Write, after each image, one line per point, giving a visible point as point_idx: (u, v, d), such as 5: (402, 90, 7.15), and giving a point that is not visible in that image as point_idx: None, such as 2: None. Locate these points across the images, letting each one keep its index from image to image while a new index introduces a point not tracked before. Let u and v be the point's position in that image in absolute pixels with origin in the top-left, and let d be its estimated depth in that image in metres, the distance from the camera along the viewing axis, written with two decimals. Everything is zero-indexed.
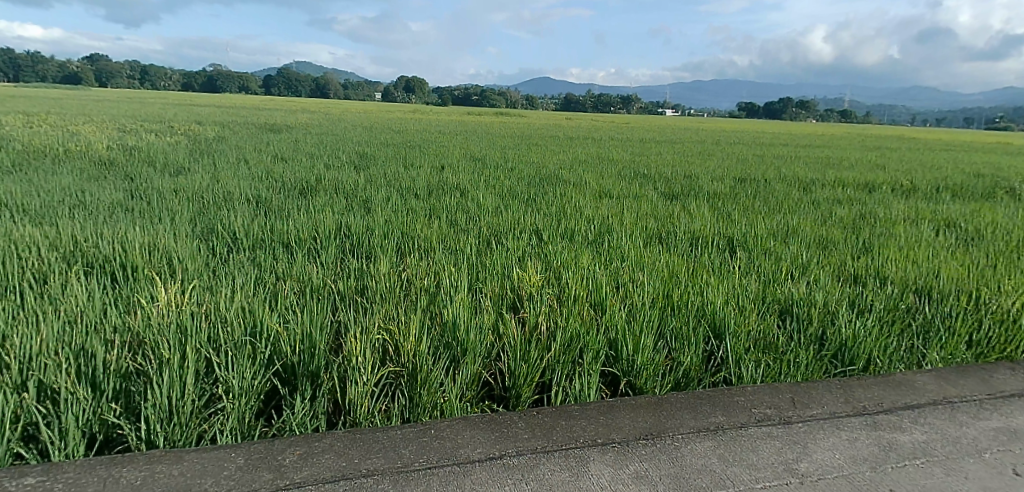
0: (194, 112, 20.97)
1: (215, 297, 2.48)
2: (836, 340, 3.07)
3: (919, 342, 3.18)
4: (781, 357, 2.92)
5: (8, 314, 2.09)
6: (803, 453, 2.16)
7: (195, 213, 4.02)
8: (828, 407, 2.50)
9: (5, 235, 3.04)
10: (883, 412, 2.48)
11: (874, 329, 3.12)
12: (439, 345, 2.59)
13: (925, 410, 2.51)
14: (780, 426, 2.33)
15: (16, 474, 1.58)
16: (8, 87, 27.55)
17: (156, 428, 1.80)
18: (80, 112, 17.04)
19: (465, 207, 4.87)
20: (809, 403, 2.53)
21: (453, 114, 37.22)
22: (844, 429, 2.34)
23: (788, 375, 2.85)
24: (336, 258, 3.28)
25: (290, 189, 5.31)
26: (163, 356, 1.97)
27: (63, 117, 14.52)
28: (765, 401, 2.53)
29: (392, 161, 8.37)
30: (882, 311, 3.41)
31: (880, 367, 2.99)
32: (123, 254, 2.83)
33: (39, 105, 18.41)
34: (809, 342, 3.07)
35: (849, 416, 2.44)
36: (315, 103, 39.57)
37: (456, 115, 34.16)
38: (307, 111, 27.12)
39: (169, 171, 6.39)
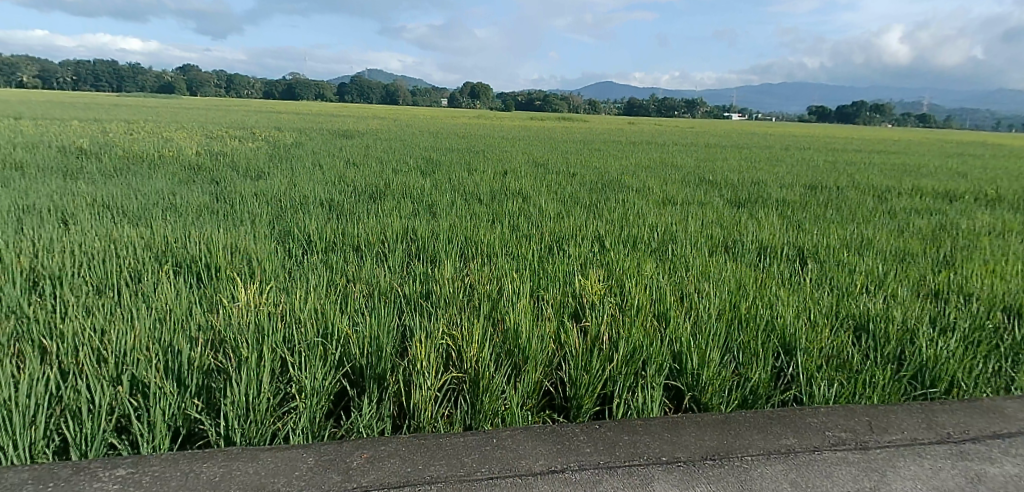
0: (272, 118, 22.11)
1: (290, 297, 2.55)
2: (914, 360, 2.83)
3: (1008, 365, 2.90)
4: (856, 376, 2.72)
5: (109, 309, 2.21)
6: (882, 482, 2.01)
7: (274, 216, 4.19)
8: (909, 432, 2.31)
9: (107, 235, 3.25)
10: (970, 441, 2.27)
11: (959, 349, 2.87)
12: (501, 352, 2.57)
13: (1018, 442, 2.28)
14: (858, 452, 2.16)
15: (109, 464, 1.66)
16: (109, 96, 30.14)
17: (233, 424, 1.87)
18: (172, 119, 18.27)
19: (527, 213, 4.86)
20: (887, 427, 2.34)
21: (510, 117, 37.42)
22: (926, 458, 2.15)
23: (863, 396, 2.65)
24: (402, 261, 3.33)
25: (360, 193, 5.48)
26: (242, 355, 2.04)
27: (160, 124, 15.64)
28: (841, 424, 2.36)
29: (455, 166, 8.49)
30: (966, 330, 3.13)
31: (965, 391, 2.74)
32: (208, 254, 2.97)
33: (136, 113, 19.92)
34: (885, 361, 2.86)
35: (933, 443, 2.24)
36: (379, 109, 40.88)
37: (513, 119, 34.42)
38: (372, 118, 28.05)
39: (251, 176, 6.74)
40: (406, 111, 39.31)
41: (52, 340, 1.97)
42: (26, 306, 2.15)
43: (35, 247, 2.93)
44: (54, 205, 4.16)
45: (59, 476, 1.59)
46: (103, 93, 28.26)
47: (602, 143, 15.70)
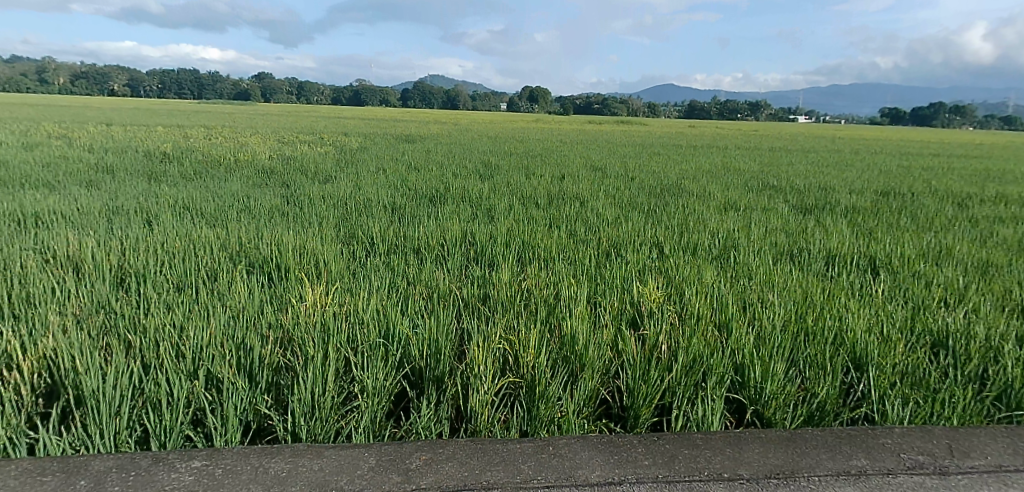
0: (337, 123, 23.02)
1: (354, 298, 2.60)
2: (999, 380, 2.61)
3: None
4: (933, 394, 2.52)
5: (188, 306, 2.31)
6: None
7: (339, 218, 4.32)
8: (993, 458, 2.13)
9: (188, 235, 3.44)
10: None
11: None
12: (557, 358, 2.53)
13: None
14: (936, 478, 2.01)
15: (185, 456, 1.74)
16: (187, 103, 32.15)
17: (300, 421, 1.93)
18: (249, 124, 19.32)
19: (584, 217, 4.80)
20: (969, 451, 2.16)
21: (563, 120, 37.31)
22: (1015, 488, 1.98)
23: (941, 418, 2.44)
24: (461, 264, 3.34)
25: (421, 197, 5.58)
26: (309, 354, 2.10)
27: (237, 129, 16.59)
28: (917, 445, 2.20)
29: (512, 170, 8.52)
30: None
31: None
32: (279, 255, 3.08)
33: (215, 119, 21.18)
34: (964, 380, 2.64)
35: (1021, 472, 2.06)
36: (434, 112, 41.62)
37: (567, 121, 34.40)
38: (429, 121, 28.73)
39: (319, 179, 6.99)
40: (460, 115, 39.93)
41: (136, 335, 2.08)
42: (114, 302, 2.27)
43: (123, 245, 3.13)
44: (142, 207, 4.44)
45: (140, 465, 1.66)
46: (181, 100, 30.13)
47: (660, 147, 15.39)
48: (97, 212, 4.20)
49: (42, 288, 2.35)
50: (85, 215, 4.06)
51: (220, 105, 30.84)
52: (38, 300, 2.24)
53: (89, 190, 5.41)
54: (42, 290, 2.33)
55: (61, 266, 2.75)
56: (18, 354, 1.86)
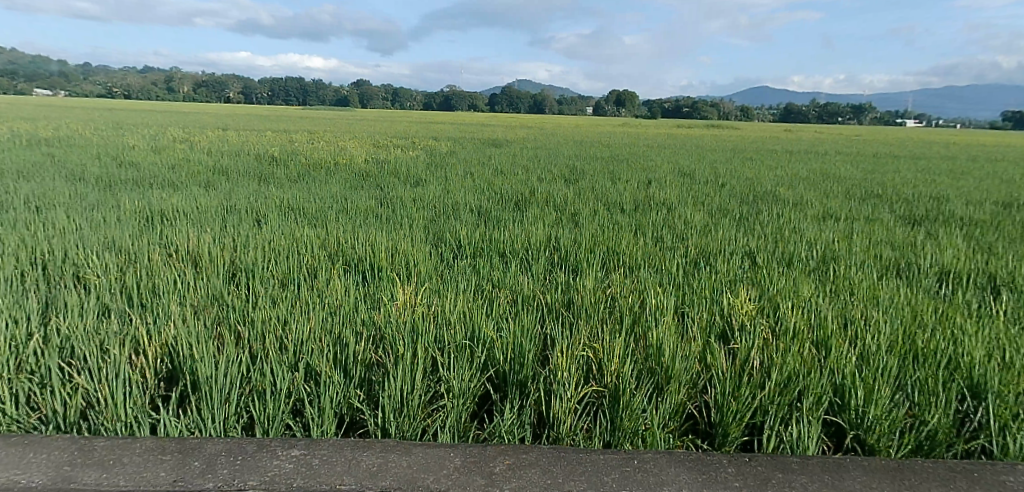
0: (424, 128, 23.89)
1: (441, 300, 2.64)
2: None
3: None
4: None
5: (290, 302, 2.43)
6: None
7: (428, 221, 4.44)
8: None
9: (292, 234, 3.65)
10: None
11: None
12: (642, 369, 2.44)
13: None
14: None
15: (286, 444, 1.81)
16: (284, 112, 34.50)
17: (389, 417, 1.97)
18: (345, 129, 20.47)
19: (671, 224, 4.66)
20: None
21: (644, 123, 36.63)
22: None
23: None
24: (545, 269, 3.33)
25: (506, 201, 5.63)
26: (399, 352, 2.15)
27: (333, 134, 17.62)
28: None
29: (596, 175, 8.44)
30: None
31: None
32: (372, 256, 3.19)
33: (314, 124, 22.65)
34: None
35: None
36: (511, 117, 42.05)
37: (646, 125, 33.80)
38: (511, 125, 29.23)
39: (409, 182, 7.26)
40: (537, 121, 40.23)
41: (245, 327, 2.20)
42: (225, 295, 2.43)
43: (236, 242, 3.36)
44: (253, 207, 4.78)
45: (246, 450, 1.75)
46: (279, 110, 32.35)
47: (751, 151, 14.72)
48: (215, 210, 4.56)
49: (165, 280, 2.55)
50: (205, 214, 4.42)
51: (313, 113, 32.76)
52: (162, 291, 2.43)
53: (208, 190, 5.90)
54: (166, 282, 2.53)
55: (182, 260, 2.98)
56: (145, 340, 2.01)
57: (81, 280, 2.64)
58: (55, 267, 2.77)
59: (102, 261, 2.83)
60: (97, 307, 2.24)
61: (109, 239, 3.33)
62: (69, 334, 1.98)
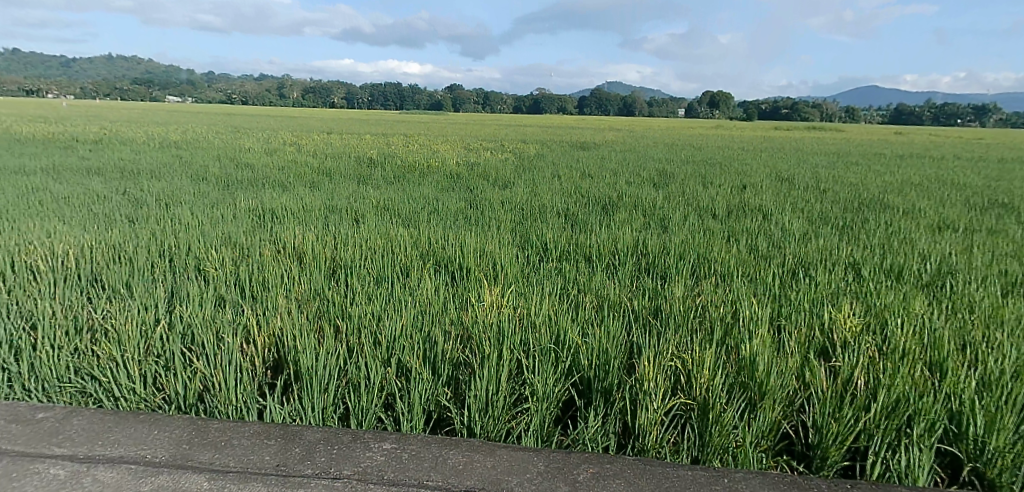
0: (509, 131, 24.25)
1: (527, 302, 2.63)
2: None
3: None
4: None
5: (384, 298, 2.52)
6: None
7: (515, 223, 4.48)
8: None
9: (387, 234, 3.79)
10: None
11: None
12: (733, 383, 2.31)
13: None
14: None
15: (377, 437, 1.87)
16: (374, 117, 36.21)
17: (475, 416, 1.99)
18: (435, 132, 21.19)
19: (767, 231, 4.43)
20: None
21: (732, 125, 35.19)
22: None
23: None
24: (632, 275, 3.25)
25: (593, 204, 5.58)
26: (485, 352, 2.16)
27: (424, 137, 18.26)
28: None
29: (686, 178, 8.19)
30: None
31: None
32: (461, 257, 3.24)
33: (406, 128, 23.58)
34: None
35: None
36: (590, 120, 41.77)
37: (735, 126, 32.46)
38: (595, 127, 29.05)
39: (498, 184, 7.37)
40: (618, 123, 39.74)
41: (343, 321, 2.30)
42: (326, 291, 2.55)
43: (337, 240, 3.54)
44: (352, 206, 5.03)
45: (342, 440, 1.82)
46: (369, 115, 33.99)
47: (855, 154, 13.69)
48: (319, 209, 4.84)
49: (273, 273, 2.71)
50: (310, 212, 4.71)
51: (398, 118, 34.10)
52: (270, 285, 2.59)
53: (313, 190, 6.29)
54: (274, 276, 2.70)
55: (289, 256, 3.17)
56: (255, 330, 2.14)
57: (202, 272, 2.87)
58: (181, 259, 3.03)
59: (220, 255, 3.06)
60: (215, 297, 2.42)
61: (228, 235, 3.61)
62: (190, 322, 2.14)
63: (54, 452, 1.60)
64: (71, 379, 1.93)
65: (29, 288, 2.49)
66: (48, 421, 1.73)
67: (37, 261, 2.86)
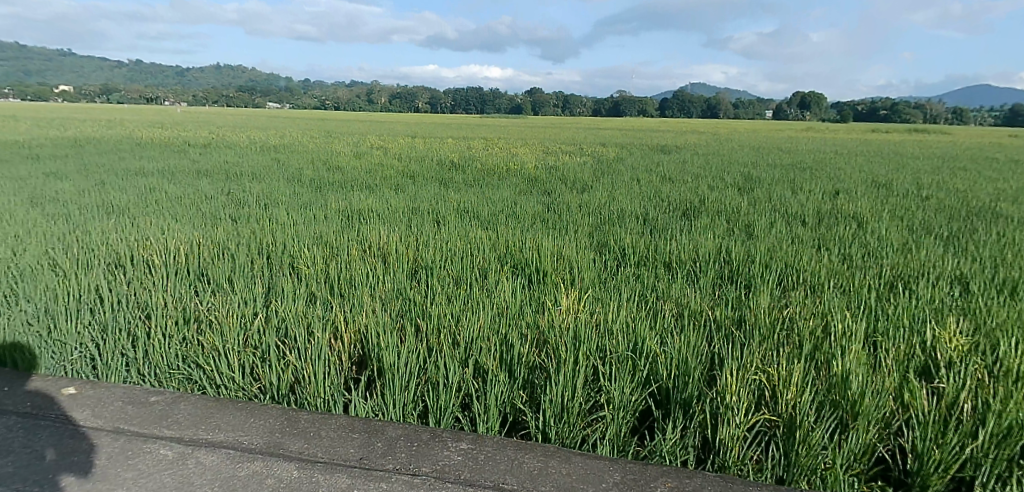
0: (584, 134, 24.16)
1: (604, 308, 2.58)
2: None
3: None
4: None
5: (462, 300, 2.55)
6: None
7: (593, 227, 4.44)
8: None
9: (467, 235, 3.86)
10: None
11: None
12: (823, 400, 2.16)
13: None
14: None
15: (455, 437, 1.89)
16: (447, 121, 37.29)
17: (550, 422, 1.97)
18: (511, 136, 21.42)
19: (861, 241, 4.15)
20: None
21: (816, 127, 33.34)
22: None
23: None
24: (714, 283, 3.13)
25: (673, 209, 5.44)
26: (561, 357, 2.13)
27: (499, 140, 18.49)
28: None
29: (771, 183, 7.82)
30: None
31: None
32: (538, 260, 3.24)
33: (482, 131, 24.01)
34: None
35: None
36: (662, 123, 40.90)
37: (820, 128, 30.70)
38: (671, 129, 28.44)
39: (576, 188, 7.34)
40: (692, 125, 38.68)
41: (423, 320, 2.35)
42: (407, 290, 2.62)
43: (419, 242, 3.63)
44: (434, 208, 5.16)
45: (422, 438, 1.86)
46: (443, 120, 35.04)
47: (962, 158, 12.55)
48: (403, 211, 5.00)
49: (359, 272, 2.82)
50: (395, 213, 4.87)
51: (471, 122, 34.80)
52: (356, 283, 2.68)
53: (397, 192, 6.52)
54: (360, 274, 2.80)
55: (373, 255, 3.29)
56: (341, 327, 2.23)
57: (294, 270, 3.02)
58: (277, 256, 3.21)
59: (311, 253, 3.22)
60: (306, 293, 2.54)
61: (319, 234, 3.80)
62: (284, 317, 2.26)
63: (164, 434, 1.71)
64: (179, 367, 2.07)
65: (146, 279, 2.71)
66: (159, 404, 1.86)
67: (153, 255, 3.12)
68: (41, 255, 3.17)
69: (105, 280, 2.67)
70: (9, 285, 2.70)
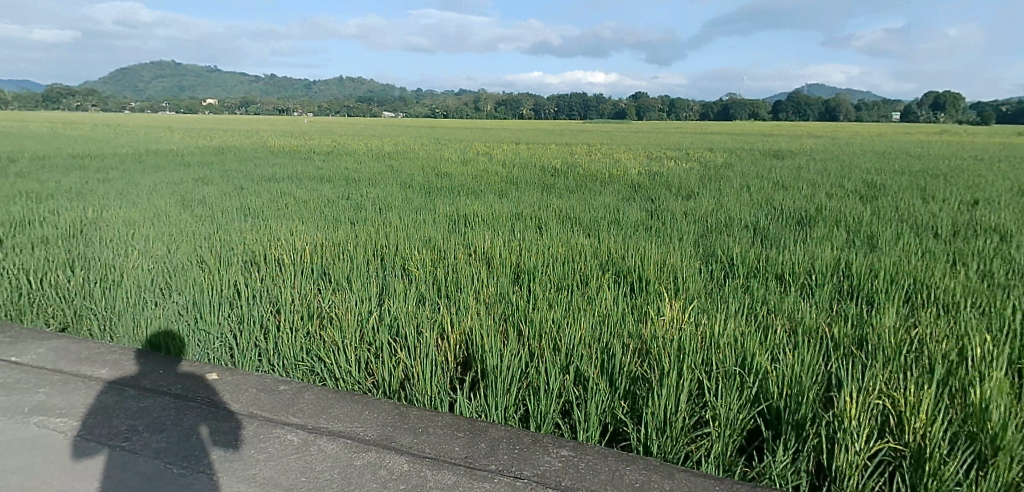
0: (680, 139, 23.50)
1: (711, 320, 2.49)
2: None
3: None
4: None
5: (564, 306, 2.56)
6: None
7: (699, 236, 4.31)
8: None
9: (570, 241, 3.88)
10: None
11: None
12: (958, 432, 1.93)
13: None
14: None
15: (555, 443, 1.87)
16: (538, 125, 37.84)
17: (652, 435, 1.89)
18: (606, 141, 21.22)
19: (1009, 257, 3.70)
20: None
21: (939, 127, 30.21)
22: None
23: None
24: (832, 298, 2.93)
25: (786, 218, 5.15)
26: (665, 369, 2.05)
27: (596, 145, 18.37)
28: None
29: (897, 191, 7.18)
30: None
31: None
32: (642, 267, 3.19)
33: (578, 137, 24.00)
34: None
35: None
36: (759, 125, 38.92)
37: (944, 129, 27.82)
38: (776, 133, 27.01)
39: (681, 194, 7.17)
40: (794, 127, 36.47)
41: (526, 325, 2.37)
42: (511, 295, 2.67)
43: (523, 246, 3.69)
44: (536, 214, 5.24)
45: (523, 442, 1.85)
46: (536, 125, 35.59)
47: None
48: (508, 216, 5.11)
49: (465, 276, 2.90)
50: (500, 218, 4.99)
51: (562, 126, 35.10)
52: (462, 286, 2.77)
53: (501, 198, 6.66)
54: (466, 277, 2.89)
55: (479, 259, 3.38)
56: (448, 328, 2.31)
57: (405, 271, 3.17)
58: (390, 258, 3.38)
59: (421, 255, 3.37)
60: (415, 295, 2.66)
61: (430, 237, 3.98)
62: (396, 316, 2.38)
63: (291, 421, 1.84)
64: (303, 359, 2.24)
65: (276, 277, 2.96)
66: (287, 393, 2.01)
67: (282, 254, 3.40)
68: (191, 251, 3.56)
69: (242, 276, 2.94)
70: (165, 277, 3.04)
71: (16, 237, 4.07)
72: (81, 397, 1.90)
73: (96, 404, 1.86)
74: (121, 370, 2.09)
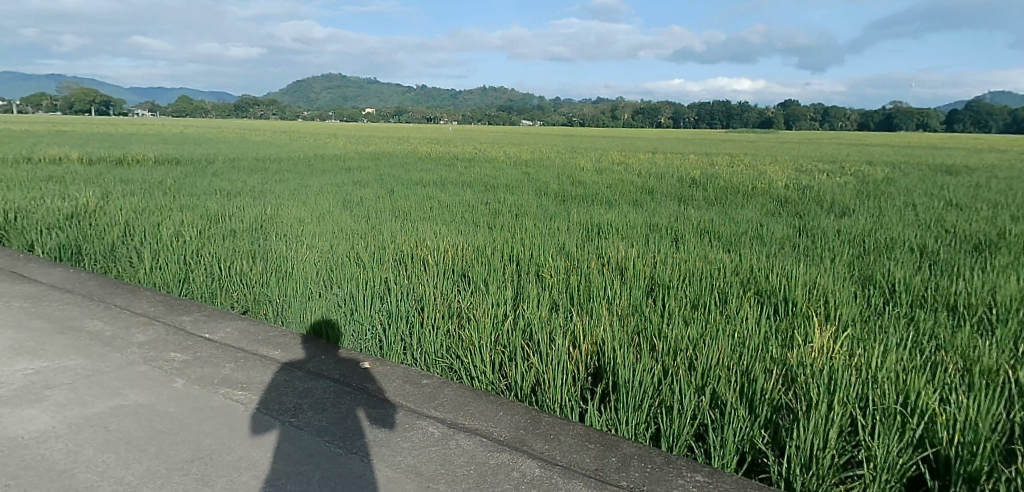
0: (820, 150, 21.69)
1: (867, 351, 2.29)
2: None
3: None
4: None
5: (701, 323, 2.48)
6: None
7: (854, 257, 3.98)
8: None
9: (709, 256, 3.76)
10: None
11: None
12: None
13: None
14: None
15: (690, 467, 1.78)
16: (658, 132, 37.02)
17: (795, 470, 1.75)
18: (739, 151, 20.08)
19: None
20: None
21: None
22: None
23: None
24: (1016, 336, 2.56)
25: (962, 243, 4.59)
26: (813, 399, 1.90)
27: (729, 155, 17.53)
28: None
29: None
30: None
31: None
32: (787, 288, 3.01)
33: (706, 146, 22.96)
34: None
35: None
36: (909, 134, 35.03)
37: None
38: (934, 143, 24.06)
39: (836, 211, 6.63)
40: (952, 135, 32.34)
41: (661, 341, 2.34)
42: (644, 308, 2.64)
43: (660, 259, 3.64)
44: (673, 226, 5.12)
45: (655, 461, 1.79)
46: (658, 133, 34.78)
47: None
48: (644, 227, 5.05)
49: (598, 287, 2.91)
50: (637, 229, 4.94)
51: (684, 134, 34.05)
52: (595, 296, 2.78)
53: (636, 208, 6.59)
54: (599, 288, 2.90)
55: (615, 270, 3.37)
56: (580, 338, 2.33)
57: (540, 278, 3.24)
58: (526, 264, 3.47)
59: (556, 263, 3.43)
60: (549, 301, 2.72)
61: (566, 245, 4.03)
62: (530, 321, 2.45)
63: (433, 413, 1.95)
64: (443, 356, 2.37)
65: (419, 275, 3.15)
66: (429, 387, 2.13)
67: (426, 254, 3.62)
68: (349, 247, 3.91)
69: (391, 273, 3.17)
70: (327, 270, 3.36)
71: (211, 228, 4.72)
72: (258, 374, 2.15)
73: (271, 381, 2.09)
74: (291, 353, 2.34)
